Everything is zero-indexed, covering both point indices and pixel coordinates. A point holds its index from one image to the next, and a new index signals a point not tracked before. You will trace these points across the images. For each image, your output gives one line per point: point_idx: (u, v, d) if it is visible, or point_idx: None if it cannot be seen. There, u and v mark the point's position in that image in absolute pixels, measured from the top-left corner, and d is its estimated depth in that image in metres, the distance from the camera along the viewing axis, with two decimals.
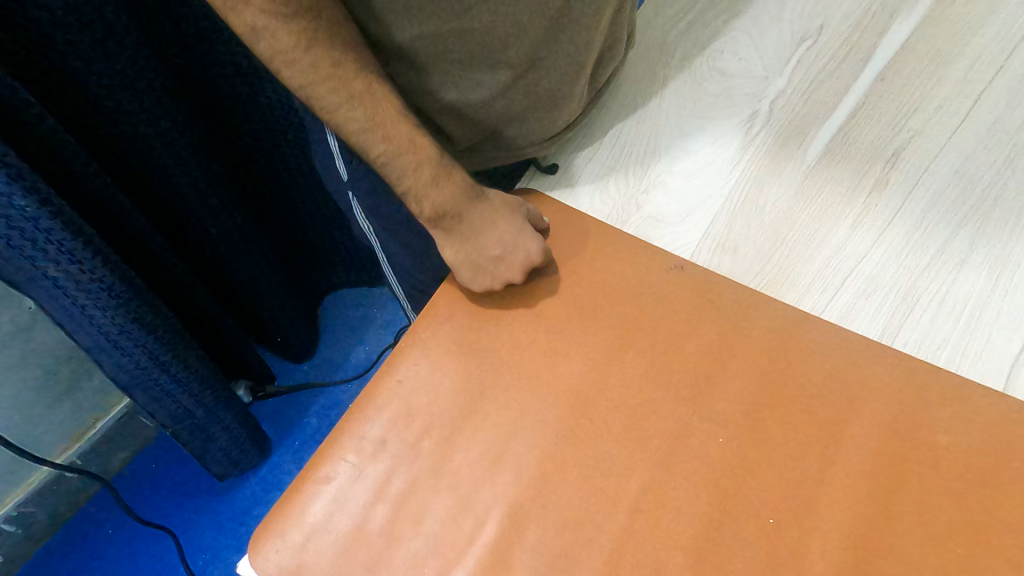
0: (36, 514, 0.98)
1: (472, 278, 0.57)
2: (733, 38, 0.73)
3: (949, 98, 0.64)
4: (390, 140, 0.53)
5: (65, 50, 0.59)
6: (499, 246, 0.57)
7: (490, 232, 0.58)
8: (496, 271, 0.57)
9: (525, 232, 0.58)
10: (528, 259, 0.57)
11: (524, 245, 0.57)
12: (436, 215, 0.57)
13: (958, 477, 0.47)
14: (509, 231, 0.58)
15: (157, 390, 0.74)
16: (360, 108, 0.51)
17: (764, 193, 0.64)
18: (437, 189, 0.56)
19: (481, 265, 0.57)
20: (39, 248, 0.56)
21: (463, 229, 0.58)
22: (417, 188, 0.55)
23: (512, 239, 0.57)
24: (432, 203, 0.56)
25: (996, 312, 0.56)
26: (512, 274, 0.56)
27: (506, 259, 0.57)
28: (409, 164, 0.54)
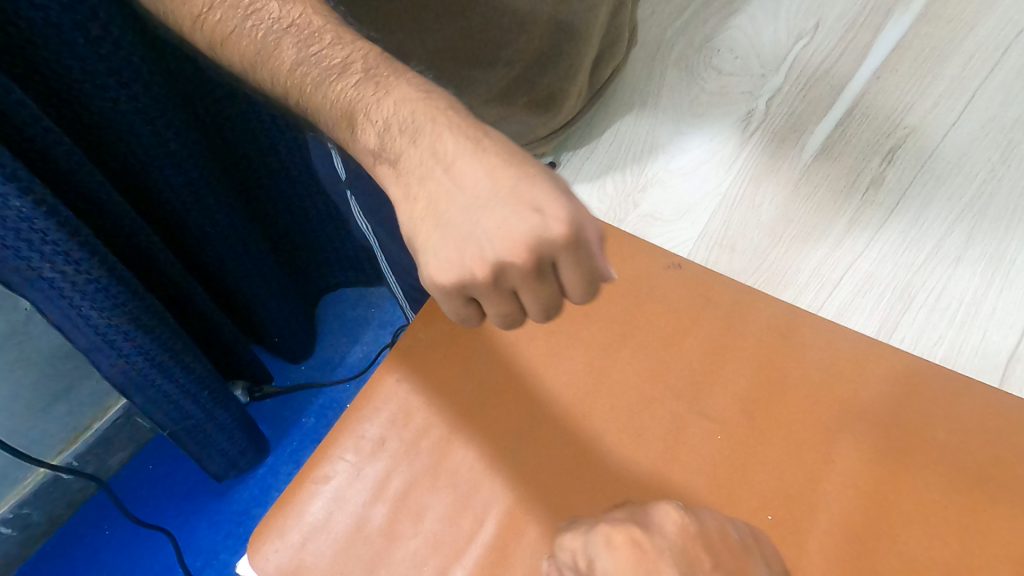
0: (33, 515, 0.97)
1: (438, 253, 0.36)
2: (730, 36, 0.73)
3: (944, 96, 0.64)
4: (306, 41, 0.42)
5: (60, 50, 0.57)
6: (490, 204, 0.35)
7: (478, 177, 0.36)
8: (481, 243, 0.35)
9: (539, 183, 0.36)
10: (538, 228, 0.34)
11: (533, 205, 0.35)
12: (382, 142, 0.39)
13: (957, 474, 0.47)
14: (510, 178, 0.36)
15: (153, 390, 0.73)
16: (269, 2, 0.42)
17: (761, 191, 0.64)
18: (384, 97, 0.40)
19: (453, 227, 0.36)
20: (34, 249, 0.54)
21: (430, 166, 0.38)
22: (349, 97, 0.41)
23: (511, 191, 0.35)
24: (376, 117, 0.40)
25: (992, 307, 0.56)
26: (506, 250, 0.35)
27: (498, 224, 0.35)
28: (336, 63, 0.41)
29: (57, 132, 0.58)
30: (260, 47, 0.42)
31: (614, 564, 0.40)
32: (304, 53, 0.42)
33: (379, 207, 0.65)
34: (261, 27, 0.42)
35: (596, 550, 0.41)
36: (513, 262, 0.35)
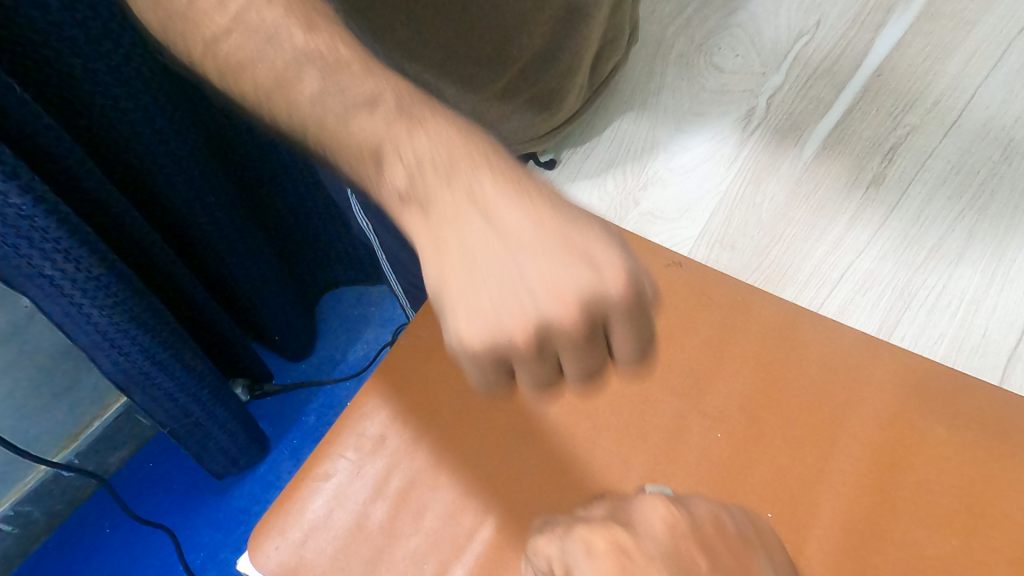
0: (33, 513, 0.97)
1: (475, 308, 0.35)
2: (731, 34, 0.73)
3: (945, 94, 0.64)
4: (330, 69, 0.42)
5: (60, 48, 0.57)
6: (538, 258, 0.36)
7: (523, 229, 0.37)
8: (528, 299, 0.35)
9: (587, 240, 0.37)
10: (588, 287, 0.35)
11: (580, 264, 0.36)
12: (412, 183, 0.39)
13: (957, 472, 0.47)
14: (557, 237, 0.36)
15: (154, 388, 0.73)
16: (292, 30, 0.43)
17: (761, 189, 0.64)
18: (417, 136, 0.40)
19: (496, 286, 0.36)
20: (35, 247, 0.54)
21: (467, 212, 0.38)
22: (376, 130, 0.40)
23: (560, 251, 0.36)
24: (406, 155, 0.39)
25: (992, 305, 0.56)
26: (557, 308, 0.35)
27: (549, 280, 0.35)
28: (362, 94, 0.42)
29: (58, 130, 0.57)
30: (279, 75, 0.42)
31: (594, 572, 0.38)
32: (328, 82, 0.42)
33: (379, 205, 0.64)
34: (280, 54, 0.42)
35: (576, 557, 0.39)
36: (566, 324, 0.35)
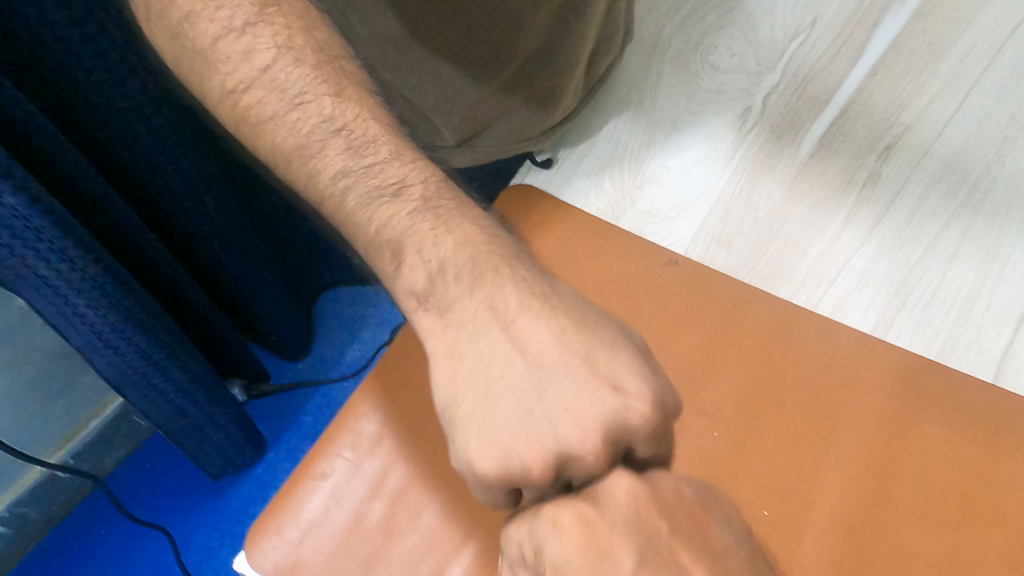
0: (29, 513, 0.97)
1: (494, 434, 0.38)
2: (726, 33, 0.73)
3: (939, 94, 0.65)
4: (358, 150, 0.46)
5: (56, 47, 0.56)
6: (561, 382, 0.38)
7: (546, 346, 0.39)
8: (549, 426, 0.37)
9: (613, 360, 0.39)
10: (614, 412, 0.36)
11: (608, 385, 0.37)
12: (432, 285, 0.43)
13: (951, 468, 0.47)
14: (580, 357, 0.39)
15: (149, 389, 0.72)
16: (322, 98, 0.45)
17: (758, 188, 0.65)
18: (441, 237, 0.44)
19: (511, 406, 0.38)
20: (30, 247, 0.53)
21: (486, 323, 0.41)
22: (400, 226, 0.44)
23: (582, 377, 0.38)
24: (429, 256, 0.43)
25: (987, 303, 0.56)
26: (579, 436, 0.36)
27: (572, 407, 0.37)
28: (389, 182, 0.45)
29: (52, 129, 0.57)
30: (303, 143, 0.45)
31: (564, 549, 0.35)
32: (353, 161, 0.45)
33: None
34: (307, 123, 0.45)
35: (543, 535, 0.36)
36: (591, 449, 0.36)
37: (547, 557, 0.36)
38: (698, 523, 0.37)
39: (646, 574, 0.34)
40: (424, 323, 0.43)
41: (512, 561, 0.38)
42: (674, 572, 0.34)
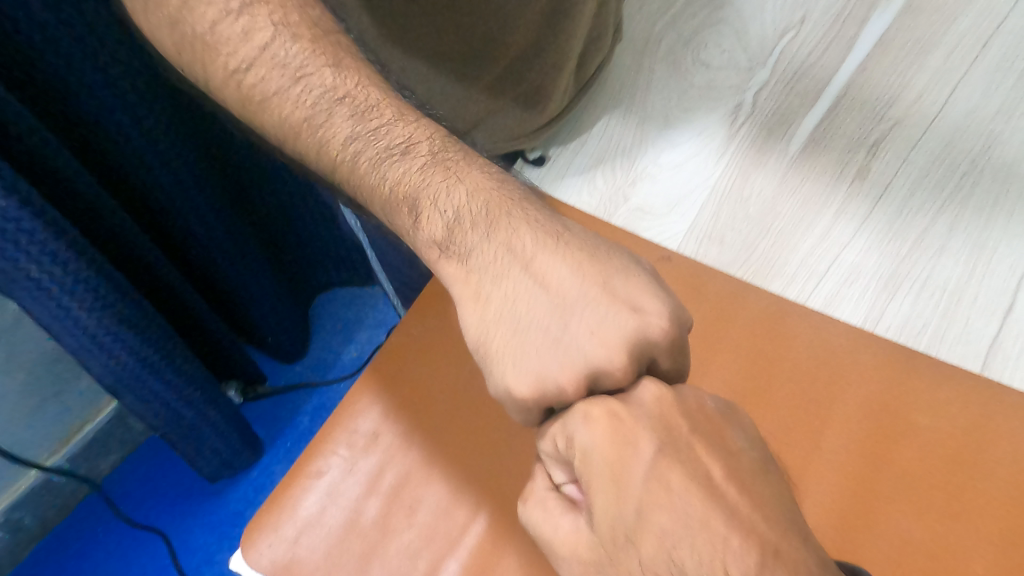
0: (24, 518, 0.96)
1: (527, 362, 0.37)
2: (717, 30, 0.74)
3: (927, 88, 0.65)
4: (363, 115, 0.44)
5: (45, 48, 0.56)
6: (584, 308, 0.37)
7: (565, 279, 0.38)
8: (579, 350, 0.36)
9: (630, 281, 0.38)
10: (636, 328, 0.36)
11: (628, 303, 0.37)
12: (450, 233, 0.41)
13: (940, 458, 0.48)
14: (600, 280, 0.38)
15: (144, 391, 0.72)
16: (322, 70, 0.45)
17: (749, 184, 0.65)
18: (455, 186, 0.42)
19: (538, 335, 0.37)
20: (21, 248, 0.53)
21: (507, 262, 0.40)
22: (412, 181, 0.43)
23: (602, 296, 0.37)
24: (445, 206, 0.42)
25: (974, 295, 0.57)
26: (607, 356, 0.36)
27: (597, 331, 0.36)
28: (396, 142, 0.44)
29: (43, 130, 0.57)
30: (309, 114, 0.44)
31: (593, 439, 0.35)
32: (359, 127, 0.44)
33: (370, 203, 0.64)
34: (310, 94, 0.44)
35: (572, 426, 0.36)
36: (620, 366, 0.36)
37: (576, 447, 0.35)
38: (716, 427, 0.37)
39: (669, 461, 0.35)
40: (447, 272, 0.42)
41: (545, 456, 0.39)
42: (692, 461, 0.35)
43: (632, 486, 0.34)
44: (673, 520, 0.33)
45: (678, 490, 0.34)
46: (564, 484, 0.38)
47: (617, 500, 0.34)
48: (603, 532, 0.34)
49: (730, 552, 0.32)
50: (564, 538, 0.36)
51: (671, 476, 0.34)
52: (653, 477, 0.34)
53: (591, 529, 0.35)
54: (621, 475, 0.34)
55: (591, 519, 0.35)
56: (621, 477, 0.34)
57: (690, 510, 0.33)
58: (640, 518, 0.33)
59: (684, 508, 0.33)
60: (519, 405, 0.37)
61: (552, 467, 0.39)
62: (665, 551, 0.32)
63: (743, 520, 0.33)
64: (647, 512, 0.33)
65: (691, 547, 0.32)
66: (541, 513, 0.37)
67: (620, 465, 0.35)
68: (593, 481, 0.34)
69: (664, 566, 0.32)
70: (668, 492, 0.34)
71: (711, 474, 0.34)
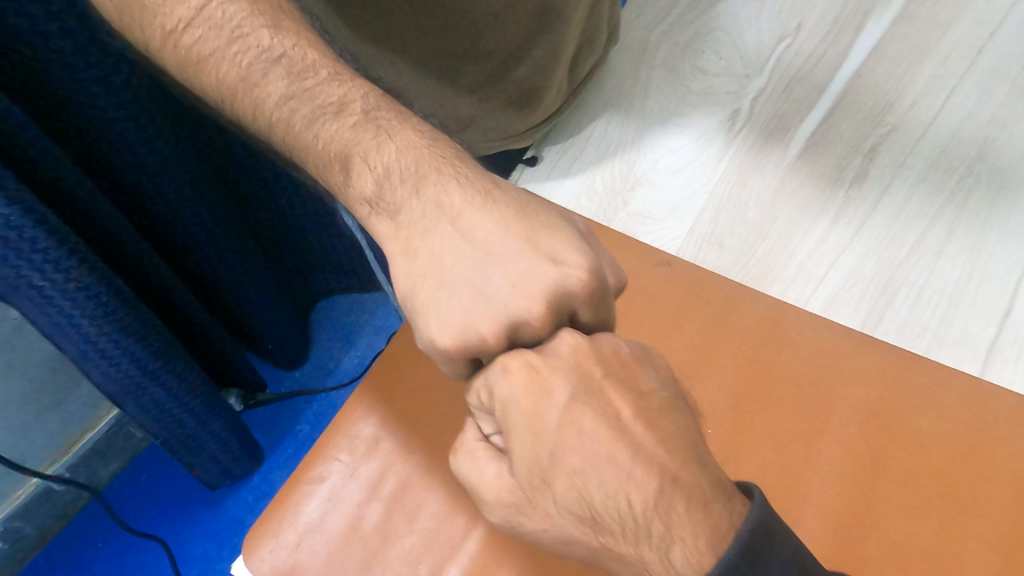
0: (24, 527, 0.96)
1: (451, 314, 0.39)
2: (713, 37, 0.75)
3: (923, 94, 0.66)
4: (298, 75, 0.46)
5: (48, 58, 0.57)
6: (507, 260, 0.40)
7: (490, 233, 0.41)
8: (501, 302, 0.39)
9: (553, 235, 0.41)
10: (558, 280, 0.39)
11: (550, 257, 0.39)
12: (380, 191, 0.44)
13: (941, 460, 0.48)
14: (523, 236, 0.40)
15: (145, 398, 0.72)
16: (259, 30, 0.46)
17: (747, 189, 0.65)
18: (385, 142, 0.45)
19: (462, 288, 0.40)
20: (23, 257, 0.53)
21: (436, 218, 0.42)
22: (344, 139, 0.45)
23: (524, 251, 0.40)
24: (375, 162, 0.44)
25: (973, 298, 0.57)
26: (527, 306, 0.39)
27: (517, 282, 0.39)
28: (330, 101, 0.46)
29: (46, 139, 0.57)
30: (245, 74, 0.46)
31: (511, 389, 0.38)
32: (296, 89, 0.46)
33: None
34: (247, 54, 0.46)
35: (493, 378, 0.39)
36: (538, 316, 0.39)
37: (496, 397, 0.38)
38: (629, 371, 0.40)
39: (581, 405, 0.38)
40: (379, 228, 0.44)
41: (474, 408, 0.42)
42: (604, 403, 0.38)
43: (547, 432, 0.37)
44: (584, 460, 0.36)
45: (590, 432, 0.37)
46: (492, 434, 0.42)
47: (534, 445, 0.37)
48: (522, 476, 0.37)
49: (634, 484, 0.35)
50: (489, 484, 0.39)
51: (582, 419, 0.38)
52: (566, 421, 0.37)
53: (512, 475, 0.38)
54: (537, 423, 0.37)
55: (512, 464, 0.38)
56: (535, 423, 0.37)
57: (599, 449, 0.36)
58: (554, 460, 0.37)
59: (595, 448, 0.36)
60: (445, 355, 0.40)
61: (482, 418, 0.42)
62: (576, 488, 0.36)
63: (647, 454, 0.36)
64: (562, 452, 0.37)
65: (599, 482, 0.36)
66: (470, 463, 0.40)
67: (535, 412, 0.38)
68: (512, 429, 0.38)
69: (576, 501, 0.36)
70: (579, 434, 0.37)
71: (620, 415, 0.38)
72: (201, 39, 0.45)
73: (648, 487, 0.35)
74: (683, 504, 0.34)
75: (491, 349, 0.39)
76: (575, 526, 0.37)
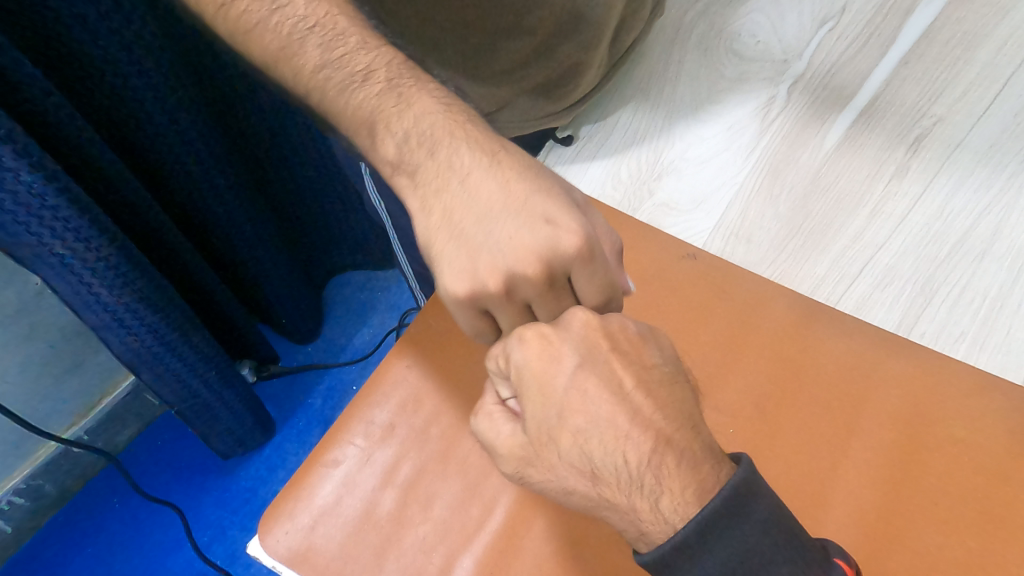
0: (45, 486, 0.98)
1: (457, 266, 0.39)
2: (752, 19, 0.71)
3: (975, 84, 0.62)
4: (330, 43, 0.44)
5: (71, 23, 0.55)
6: (506, 218, 0.39)
7: (494, 194, 0.40)
8: (500, 257, 0.38)
9: (552, 199, 0.39)
10: (552, 238, 0.38)
11: (546, 217, 0.38)
12: (401, 153, 0.43)
13: (973, 470, 0.46)
14: (523, 196, 0.39)
15: (162, 368, 0.73)
16: None
17: (780, 180, 0.63)
18: (406, 108, 0.43)
19: (468, 245, 0.39)
20: (45, 225, 0.53)
21: (446, 177, 0.41)
22: (369, 106, 0.43)
23: (523, 209, 0.39)
24: (396, 128, 0.43)
25: (1018, 302, 0.54)
26: (523, 263, 0.37)
27: (515, 239, 0.38)
28: (358, 69, 0.44)
29: (68, 107, 0.56)
30: (285, 43, 0.44)
31: (525, 356, 0.38)
32: (322, 55, 0.44)
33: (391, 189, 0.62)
34: (286, 23, 0.44)
35: (509, 346, 0.39)
36: (530, 273, 0.38)
37: (511, 363, 0.39)
38: (635, 348, 0.40)
39: (587, 372, 0.38)
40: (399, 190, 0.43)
41: (491, 373, 0.42)
42: (608, 372, 0.38)
43: (555, 394, 0.37)
44: (588, 421, 0.37)
45: (594, 397, 0.37)
46: (508, 398, 0.41)
47: (543, 404, 0.37)
48: (531, 433, 0.37)
49: (630, 444, 0.36)
50: (503, 441, 0.39)
51: (588, 385, 0.37)
52: (573, 386, 0.37)
53: (524, 432, 0.38)
54: (546, 386, 0.37)
55: (523, 423, 0.38)
56: (546, 388, 0.37)
57: (601, 413, 0.37)
58: (561, 419, 0.37)
59: (597, 412, 0.37)
60: (455, 305, 0.39)
61: (499, 383, 0.41)
62: (579, 446, 0.36)
63: (644, 419, 0.36)
64: (567, 413, 0.37)
65: (600, 441, 0.36)
66: (486, 423, 0.40)
67: (546, 378, 0.37)
68: (524, 392, 0.38)
69: (578, 456, 0.36)
70: (585, 399, 0.37)
71: (622, 383, 0.38)
72: (246, 10, 0.44)
73: (644, 446, 0.35)
74: (673, 462, 0.35)
75: (494, 303, 0.39)
76: (577, 480, 0.36)
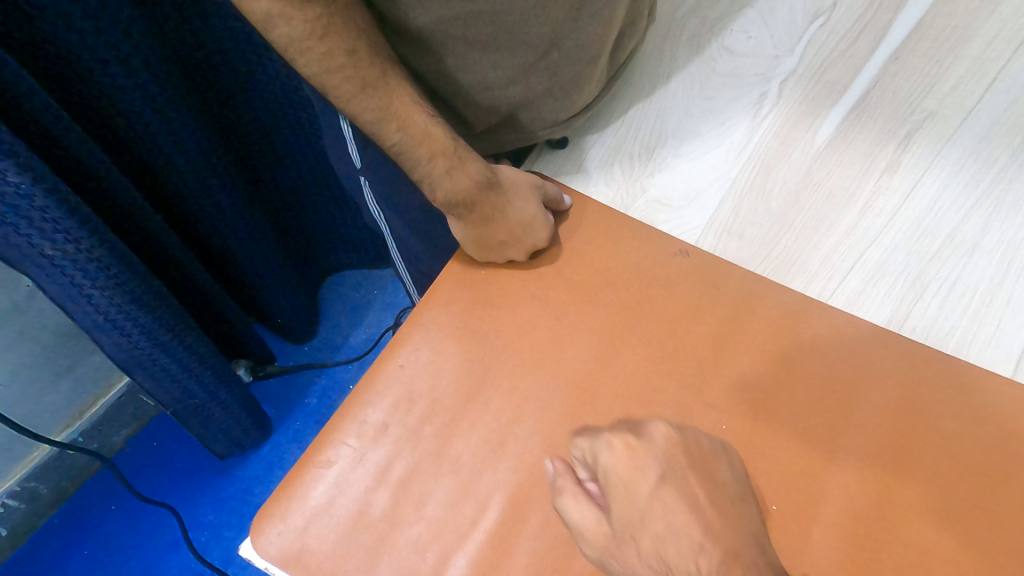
0: (39, 488, 0.97)
1: (476, 252, 0.57)
2: (744, 16, 0.71)
3: (965, 78, 0.62)
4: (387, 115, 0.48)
5: (57, 22, 0.54)
6: (509, 235, 0.55)
7: (503, 220, 0.55)
8: (504, 253, 0.56)
9: (538, 218, 0.56)
10: (535, 242, 0.56)
11: (533, 232, 0.56)
12: (450, 206, 0.54)
13: (959, 462, 0.47)
14: (520, 220, 0.55)
15: (157, 369, 0.72)
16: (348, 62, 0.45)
17: (773, 176, 0.63)
18: (454, 180, 0.53)
19: (485, 246, 0.56)
20: (34, 227, 0.52)
21: (477, 216, 0.55)
22: (427, 177, 0.52)
23: (519, 227, 0.55)
24: (446, 194, 0.53)
25: (1008, 296, 0.55)
26: (517, 256, 0.56)
27: (512, 243, 0.55)
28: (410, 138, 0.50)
29: (55, 106, 0.55)
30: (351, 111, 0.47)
31: (613, 461, 0.47)
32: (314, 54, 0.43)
33: (383, 188, 0.62)
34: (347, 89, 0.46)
35: (599, 449, 0.48)
36: (518, 259, 0.57)
37: (599, 464, 0.47)
38: (708, 464, 0.47)
39: (667, 486, 0.46)
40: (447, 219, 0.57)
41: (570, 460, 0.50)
42: (684, 485, 0.46)
43: (639, 499, 0.46)
44: (665, 527, 0.45)
45: (671, 507, 0.46)
46: (587, 480, 0.48)
47: (628, 506, 0.46)
48: (617, 527, 0.46)
49: (703, 554, 0.43)
50: (587, 526, 0.46)
51: (667, 498, 0.46)
52: (655, 497, 0.46)
53: (605, 523, 0.46)
54: (631, 491, 0.46)
55: (609, 515, 0.46)
56: (631, 492, 0.46)
57: (676, 522, 0.45)
58: (642, 521, 0.45)
59: (674, 520, 0.45)
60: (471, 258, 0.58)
61: (578, 465, 0.49)
62: (657, 549, 0.44)
63: (715, 533, 0.44)
64: (649, 518, 0.45)
65: (676, 549, 0.44)
66: (573, 503, 0.47)
67: (631, 483, 0.47)
68: (611, 492, 0.47)
69: (655, 559, 0.44)
70: (664, 508, 0.46)
71: (696, 496, 0.46)
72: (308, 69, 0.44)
73: (713, 557, 0.43)
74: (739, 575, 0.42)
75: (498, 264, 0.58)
76: None
